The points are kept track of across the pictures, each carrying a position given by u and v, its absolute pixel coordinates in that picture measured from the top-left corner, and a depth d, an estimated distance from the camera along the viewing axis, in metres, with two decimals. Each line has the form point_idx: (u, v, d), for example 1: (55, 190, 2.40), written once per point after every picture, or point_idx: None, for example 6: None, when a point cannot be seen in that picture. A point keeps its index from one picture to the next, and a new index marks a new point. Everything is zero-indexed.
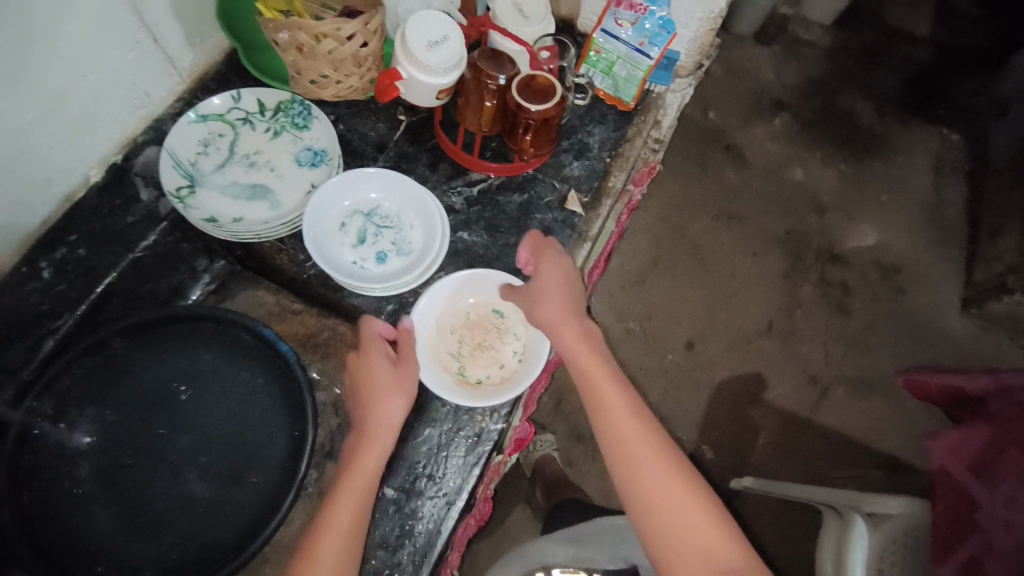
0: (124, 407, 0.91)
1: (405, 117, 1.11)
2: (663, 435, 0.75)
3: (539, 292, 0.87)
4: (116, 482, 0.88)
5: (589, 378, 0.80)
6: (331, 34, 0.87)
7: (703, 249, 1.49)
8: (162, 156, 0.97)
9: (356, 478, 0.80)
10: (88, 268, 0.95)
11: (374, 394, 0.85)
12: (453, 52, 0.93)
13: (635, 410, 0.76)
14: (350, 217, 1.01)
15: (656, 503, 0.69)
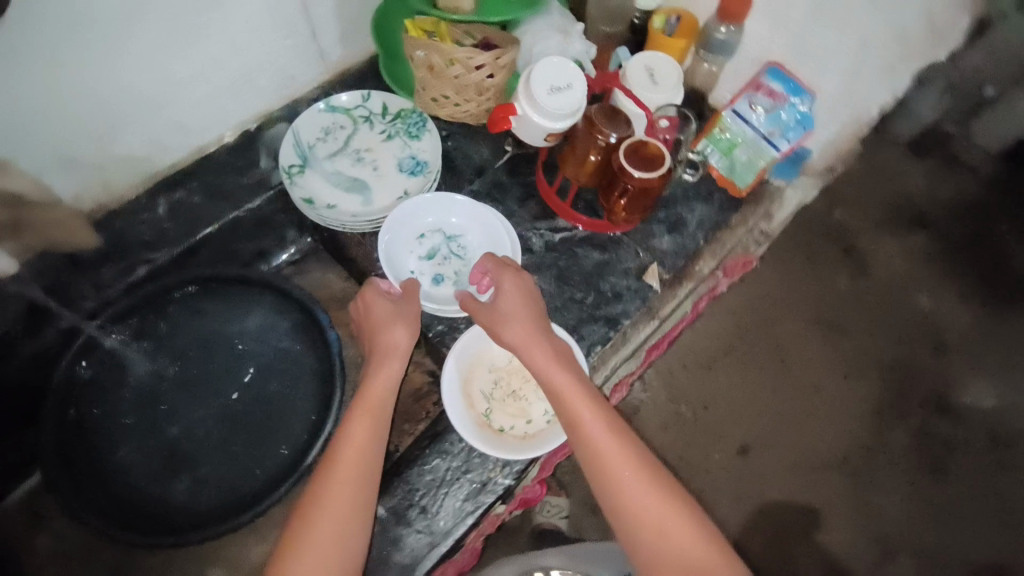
0: (179, 347, 0.98)
1: (511, 150, 1.12)
2: (639, 449, 0.73)
3: (503, 314, 0.83)
4: (152, 414, 0.94)
5: (563, 402, 0.76)
6: (463, 60, 0.91)
7: (789, 355, 1.32)
8: (287, 134, 1.06)
9: (371, 398, 0.79)
10: (196, 215, 1.05)
11: (381, 327, 0.85)
12: (572, 101, 0.92)
13: (612, 428, 0.73)
14: (429, 231, 1.03)
15: (648, 528, 0.67)
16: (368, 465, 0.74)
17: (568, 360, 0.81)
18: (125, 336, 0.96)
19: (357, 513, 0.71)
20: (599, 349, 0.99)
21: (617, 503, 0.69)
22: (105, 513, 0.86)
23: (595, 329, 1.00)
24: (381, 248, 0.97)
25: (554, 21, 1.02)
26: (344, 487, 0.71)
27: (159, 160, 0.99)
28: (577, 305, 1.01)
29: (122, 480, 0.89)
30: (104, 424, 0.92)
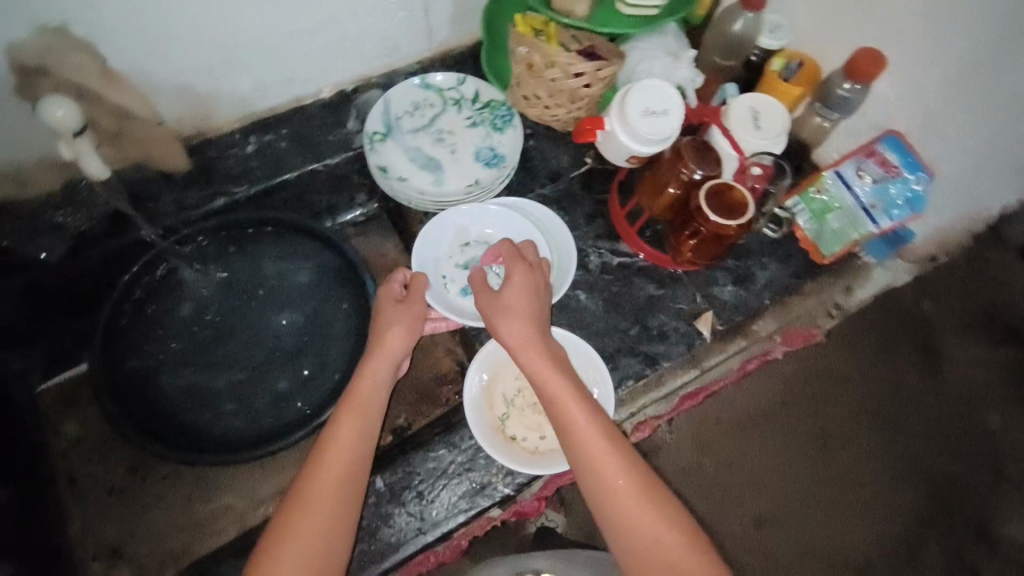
0: (235, 279, 1.03)
1: (590, 164, 1.11)
2: (635, 457, 0.72)
3: (505, 309, 0.81)
4: (197, 333, 0.99)
5: (561, 413, 0.74)
6: (563, 66, 0.89)
7: (831, 438, 1.14)
8: (379, 102, 1.08)
9: (360, 396, 0.79)
10: (280, 159, 1.08)
11: (381, 323, 0.85)
12: (664, 129, 0.89)
13: (609, 439, 0.73)
14: (468, 238, 1.01)
15: (648, 539, 0.67)
16: (355, 462, 0.74)
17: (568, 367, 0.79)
18: (194, 257, 1.02)
19: (342, 511, 0.71)
20: (629, 383, 0.96)
21: (617, 513, 0.68)
22: (137, 415, 0.93)
23: (631, 363, 0.96)
24: (419, 241, 0.99)
25: (665, 43, 0.99)
26: (330, 485, 0.71)
27: (259, 103, 1.05)
28: (619, 333, 0.99)
29: (159, 389, 0.95)
30: (156, 331, 0.98)
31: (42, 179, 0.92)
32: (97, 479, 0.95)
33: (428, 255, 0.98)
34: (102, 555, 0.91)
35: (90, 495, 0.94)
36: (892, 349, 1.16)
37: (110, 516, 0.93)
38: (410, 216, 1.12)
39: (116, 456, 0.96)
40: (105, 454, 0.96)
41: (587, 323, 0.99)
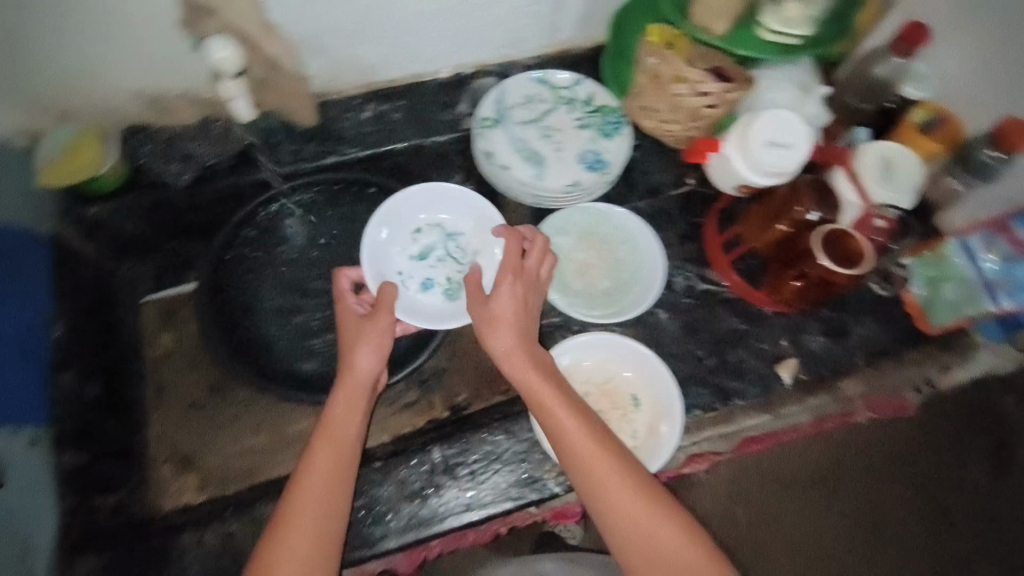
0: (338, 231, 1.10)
1: (692, 185, 1.09)
2: (624, 454, 0.72)
3: (495, 314, 0.80)
4: (291, 281, 1.07)
5: (547, 414, 0.75)
6: (691, 82, 0.88)
7: (891, 519, 1.03)
8: (494, 90, 1.09)
9: (335, 422, 0.78)
10: (391, 129, 1.12)
11: (349, 346, 0.83)
12: (784, 163, 0.87)
13: (600, 442, 0.72)
14: (425, 230, 1.03)
15: (643, 540, 0.67)
16: (339, 493, 0.73)
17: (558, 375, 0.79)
18: (300, 207, 1.09)
19: (328, 540, 0.70)
20: (695, 413, 0.94)
21: (612, 516, 0.68)
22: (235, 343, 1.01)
23: (701, 392, 0.94)
24: (366, 247, 0.98)
25: (796, 75, 0.96)
26: (314, 517, 0.70)
27: (382, 73, 1.09)
28: (693, 360, 0.97)
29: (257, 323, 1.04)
30: (255, 269, 1.07)
31: (183, 111, 1.00)
32: (179, 390, 1.02)
33: (381, 251, 0.99)
34: (172, 461, 0.98)
35: (172, 402, 1.02)
36: (983, 439, 1.05)
37: (185, 426, 1.01)
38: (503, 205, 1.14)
39: (200, 372, 1.04)
40: (193, 367, 1.04)
41: (663, 343, 0.98)
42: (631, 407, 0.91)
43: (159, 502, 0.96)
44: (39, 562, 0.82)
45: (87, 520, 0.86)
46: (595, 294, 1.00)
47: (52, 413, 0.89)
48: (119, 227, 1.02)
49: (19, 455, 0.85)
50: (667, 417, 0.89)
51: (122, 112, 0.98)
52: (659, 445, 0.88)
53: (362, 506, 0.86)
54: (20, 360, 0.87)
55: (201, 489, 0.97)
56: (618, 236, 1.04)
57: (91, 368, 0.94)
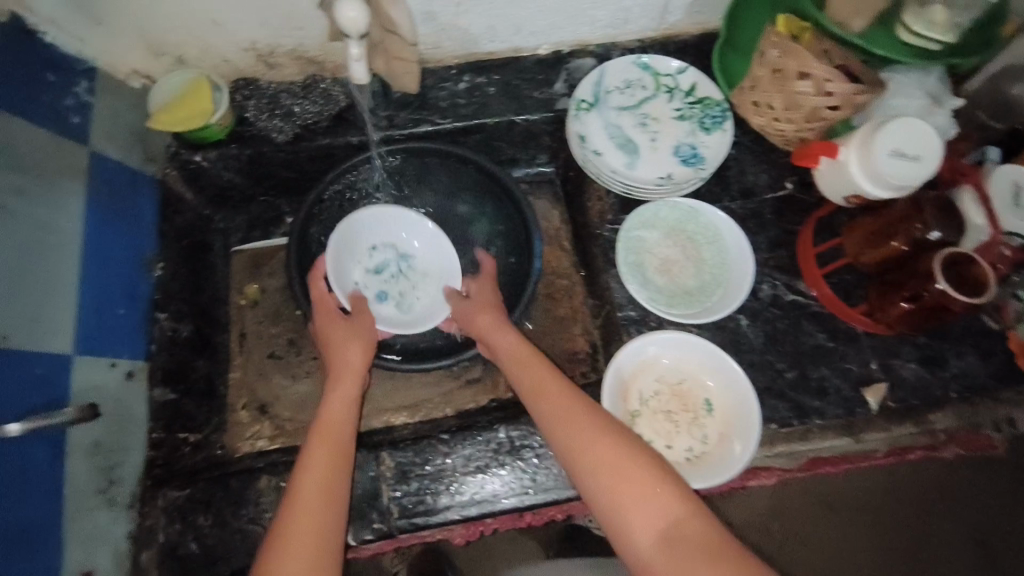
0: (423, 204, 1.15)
1: (789, 190, 1.04)
2: (604, 420, 0.74)
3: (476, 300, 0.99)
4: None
5: (532, 396, 0.80)
6: (816, 81, 0.81)
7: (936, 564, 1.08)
8: (595, 71, 1.06)
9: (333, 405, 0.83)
10: (484, 102, 1.10)
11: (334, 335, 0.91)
12: (908, 176, 0.82)
13: (574, 405, 0.77)
14: (382, 246, 1.07)
15: (618, 491, 0.67)
16: (342, 444, 0.78)
17: (537, 360, 0.85)
18: (390, 177, 1.12)
19: (334, 481, 0.73)
20: (771, 427, 0.90)
21: (587, 465, 0.70)
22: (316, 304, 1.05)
23: (777, 406, 0.91)
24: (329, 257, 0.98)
25: (927, 83, 0.90)
26: (323, 463, 0.74)
27: (483, 44, 1.07)
28: (772, 372, 0.93)
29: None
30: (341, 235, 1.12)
31: (290, 68, 1.03)
32: (261, 342, 1.09)
33: (348, 259, 1.03)
34: (252, 407, 1.05)
35: (253, 351, 1.08)
36: None
37: (264, 376, 1.07)
38: (587, 191, 1.11)
39: (282, 326, 1.10)
40: (275, 321, 1.10)
41: (742, 350, 0.94)
42: (703, 412, 0.90)
43: (236, 444, 1.02)
44: (122, 492, 0.82)
45: (171, 454, 0.88)
46: (675, 293, 0.98)
47: (148, 349, 0.92)
48: (220, 176, 1.06)
49: (120, 386, 0.86)
50: (741, 427, 0.86)
51: (234, 62, 1.01)
52: (730, 455, 0.85)
53: (425, 475, 0.87)
54: (128, 300, 0.90)
55: (276, 436, 1.03)
56: (707, 235, 1.00)
57: (183, 312, 0.97)
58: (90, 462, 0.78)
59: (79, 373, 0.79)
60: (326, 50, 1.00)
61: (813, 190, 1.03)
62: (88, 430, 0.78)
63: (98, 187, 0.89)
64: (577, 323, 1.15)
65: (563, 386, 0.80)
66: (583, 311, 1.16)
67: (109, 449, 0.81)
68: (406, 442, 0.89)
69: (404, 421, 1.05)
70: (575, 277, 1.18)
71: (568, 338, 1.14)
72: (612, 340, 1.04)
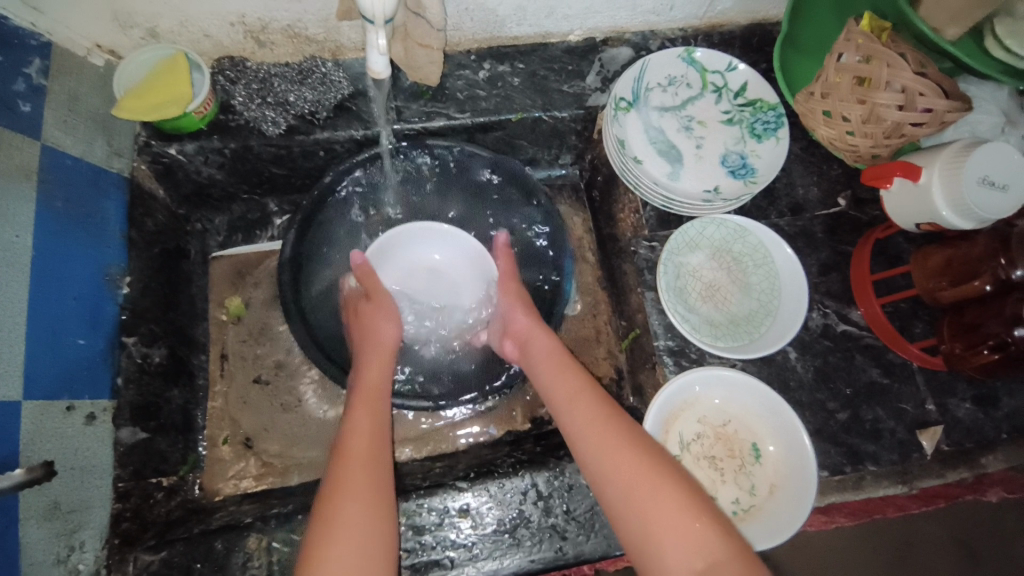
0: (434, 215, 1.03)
1: (842, 207, 0.94)
2: (642, 442, 0.67)
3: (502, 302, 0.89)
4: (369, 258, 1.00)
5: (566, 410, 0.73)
6: (910, 94, 0.73)
7: None
8: (636, 65, 0.93)
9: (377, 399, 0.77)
10: (507, 96, 0.97)
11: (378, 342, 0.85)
12: (996, 207, 0.73)
13: (600, 411, 0.71)
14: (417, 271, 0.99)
15: (646, 520, 0.61)
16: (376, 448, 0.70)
17: (565, 363, 0.79)
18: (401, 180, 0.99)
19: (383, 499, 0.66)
20: (822, 474, 0.83)
21: (613, 485, 0.65)
22: (311, 318, 0.92)
23: (825, 451, 0.83)
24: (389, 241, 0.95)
25: (1001, 99, 0.81)
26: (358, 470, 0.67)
27: (507, 29, 0.93)
28: (823, 414, 0.85)
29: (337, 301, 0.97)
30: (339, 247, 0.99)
31: (284, 47, 0.88)
32: (247, 363, 0.98)
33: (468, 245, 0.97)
34: (235, 443, 0.94)
35: (237, 375, 0.97)
36: None
37: (248, 404, 0.96)
38: (618, 200, 1.00)
39: (270, 347, 0.99)
40: (261, 340, 0.99)
41: (791, 388, 0.86)
42: (750, 459, 0.82)
43: (216, 485, 0.92)
44: (86, 558, 0.70)
45: (141, 503, 0.78)
46: (719, 322, 0.88)
47: (114, 384, 0.78)
48: (199, 171, 0.92)
49: (77, 433, 0.72)
50: (794, 479, 0.79)
51: (218, 37, 0.85)
52: (783, 511, 0.78)
53: (443, 532, 0.77)
54: (89, 328, 0.76)
55: (264, 475, 0.93)
56: (756, 258, 0.90)
57: (154, 334, 0.86)
58: (48, 528, 0.67)
59: (29, 420, 0.66)
60: (329, 30, 0.85)
61: (867, 208, 0.94)
62: (43, 490, 0.67)
63: (52, 191, 0.74)
64: (602, 345, 1.05)
65: (590, 392, 0.74)
66: (608, 330, 1.06)
67: (68, 509, 0.70)
68: (421, 492, 0.79)
69: (410, 455, 0.95)
70: (600, 293, 1.08)
71: (589, 361, 1.04)
72: (642, 368, 0.94)
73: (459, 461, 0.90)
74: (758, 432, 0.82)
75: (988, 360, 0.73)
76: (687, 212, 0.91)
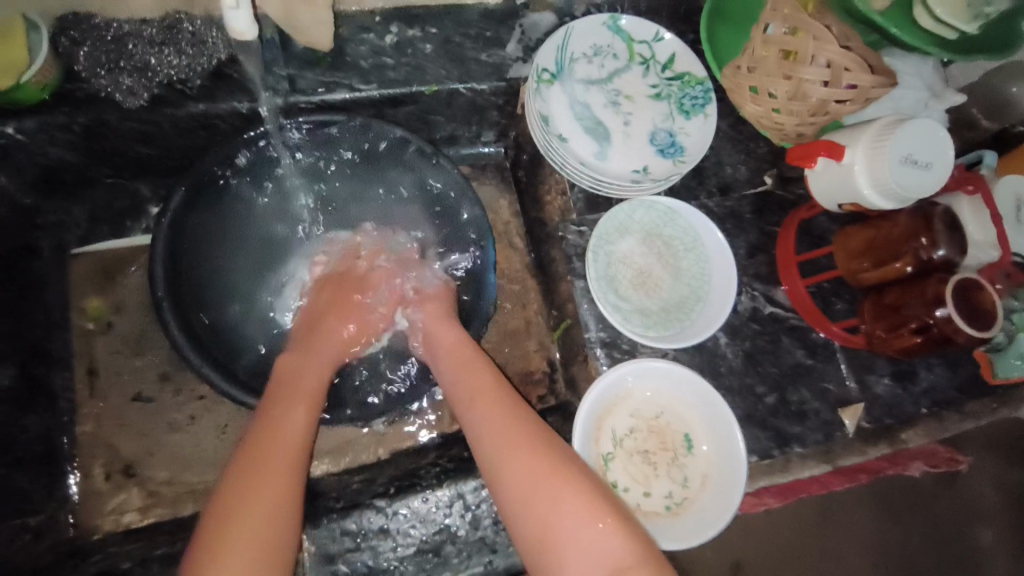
0: (345, 201, 0.94)
1: (769, 186, 0.92)
2: (549, 441, 0.65)
3: (421, 299, 0.85)
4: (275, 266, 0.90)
5: (471, 410, 0.70)
6: (836, 69, 0.70)
7: None
8: (559, 32, 0.85)
9: (304, 382, 0.72)
10: (419, 65, 0.86)
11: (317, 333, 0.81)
12: (918, 187, 0.72)
13: (508, 411, 0.69)
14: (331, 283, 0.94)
15: (546, 526, 0.60)
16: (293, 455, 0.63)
17: (476, 362, 0.76)
18: (300, 164, 0.88)
19: (280, 516, 0.59)
20: (752, 459, 0.82)
21: (516, 491, 0.63)
22: (199, 332, 0.80)
23: (754, 436, 0.82)
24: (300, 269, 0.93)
25: (925, 72, 0.80)
26: (262, 482, 0.60)
27: None
28: (752, 399, 0.84)
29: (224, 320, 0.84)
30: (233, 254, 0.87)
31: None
32: (123, 379, 0.85)
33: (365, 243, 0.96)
34: (114, 471, 0.82)
35: (111, 393, 0.84)
36: None
37: (126, 425, 0.84)
38: (544, 181, 0.93)
39: (150, 358, 0.86)
40: (139, 351, 0.86)
41: (721, 374, 0.84)
42: (683, 450, 0.79)
43: (95, 522, 0.80)
44: None
45: (8, 547, 0.66)
46: (650, 311, 0.85)
47: None
48: (45, 151, 0.76)
49: None
50: (726, 470, 0.77)
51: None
52: (713, 502, 0.76)
53: (357, 554, 0.70)
54: None
55: (150, 507, 0.82)
56: (685, 241, 0.87)
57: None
58: None
59: None
60: None
61: (793, 186, 0.92)
62: None
63: None
64: (532, 336, 1.00)
65: (501, 391, 0.71)
66: (538, 320, 1.00)
67: None
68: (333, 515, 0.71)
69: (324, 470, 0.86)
70: (529, 281, 1.02)
71: (520, 353, 0.99)
72: (574, 360, 0.90)
73: (380, 473, 0.83)
74: (689, 422, 0.80)
75: (909, 342, 0.74)
76: (614, 194, 0.86)
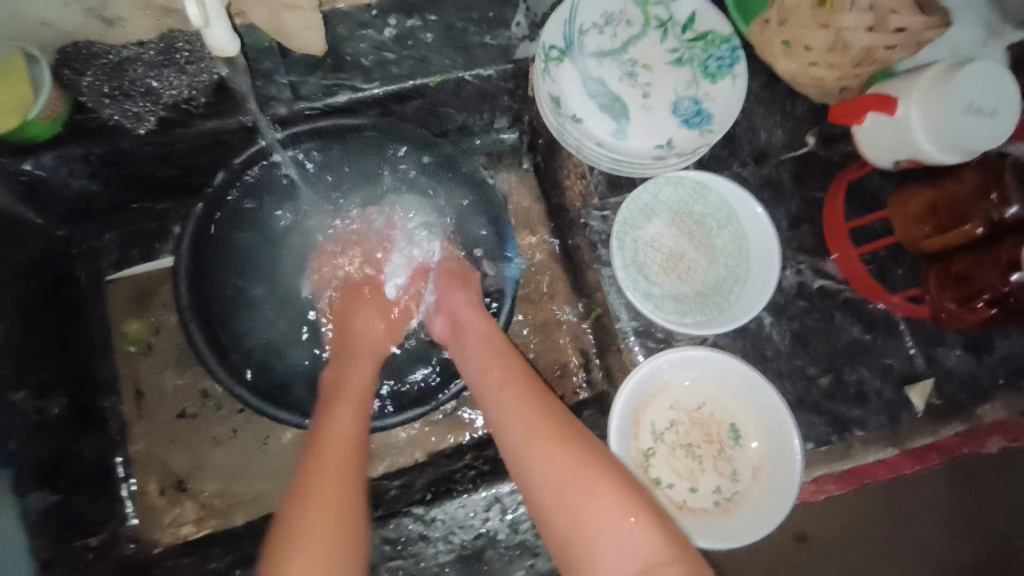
0: (357, 205, 0.91)
1: (811, 147, 0.83)
2: (577, 435, 0.62)
3: (458, 286, 0.83)
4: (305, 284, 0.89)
5: (495, 402, 0.68)
6: (880, 12, 0.64)
7: None
8: (566, 3, 0.79)
9: (350, 389, 0.71)
10: (423, 56, 0.82)
11: (351, 334, 0.82)
12: (986, 137, 0.63)
13: (535, 403, 0.66)
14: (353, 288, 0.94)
15: (573, 524, 0.57)
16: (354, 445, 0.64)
17: (504, 353, 0.73)
18: (304, 172, 0.85)
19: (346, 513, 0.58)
20: (807, 447, 0.76)
21: (543, 487, 0.60)
22: (228, 350, 0.80)
23: (809, 422, 0.77)
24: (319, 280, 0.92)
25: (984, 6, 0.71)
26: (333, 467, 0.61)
27: None
28: (804, 382, 0.78)
29: (251, 334, 0.83)
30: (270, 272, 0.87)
31: (138, 22, 0.68)
32: (165, 397, 0.88)
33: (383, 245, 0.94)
34: (168, 486, 0.86)
35: (157, 413, 0.87)
36: None
37: (176, 441, 0.87)
38: (563, 165, 0.88)
39: (189, 375, 0.88)
40: (181, 368, 0.89)
41: (768, 358, 0.78)
42: (729, 442, 0.75)
43: (154, 535, 0.84)
44: None
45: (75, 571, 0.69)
46: (684, 297, 0.79)
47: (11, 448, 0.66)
48: (68, 185, 0.77)
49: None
50: (779, 460, 0.71)
51: (59, 24, 0.66)
52: (766, 495, 0.71)
53: (398, 563, 0.70)
54: None
55: (203, 519, 0.85)
56: (718, 218, 0.81)
57: (47, 384, 0.74)
58: None
59: None
60: None
61: (837, 145, 0.83)
62: None
63: None
64: (563, 329, 0.96)
65: (526, 384, 0.69)
66: (567, 311, 0.96)
67: None
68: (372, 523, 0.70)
69: None
70: (555, 270, 0.98)
71: (550, 346, 0.95)
72: (607, 351, 0.86)
73: (416, 479, 0.82)
74: (735, 413, 0.75)
75: (984, 316, 0.66)
76: (639, 173, 0.80)
